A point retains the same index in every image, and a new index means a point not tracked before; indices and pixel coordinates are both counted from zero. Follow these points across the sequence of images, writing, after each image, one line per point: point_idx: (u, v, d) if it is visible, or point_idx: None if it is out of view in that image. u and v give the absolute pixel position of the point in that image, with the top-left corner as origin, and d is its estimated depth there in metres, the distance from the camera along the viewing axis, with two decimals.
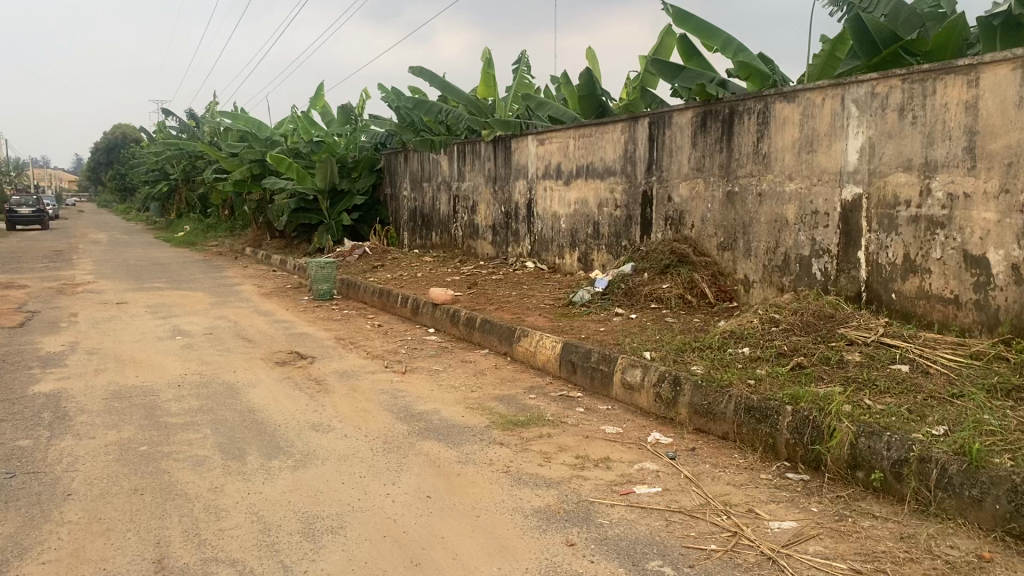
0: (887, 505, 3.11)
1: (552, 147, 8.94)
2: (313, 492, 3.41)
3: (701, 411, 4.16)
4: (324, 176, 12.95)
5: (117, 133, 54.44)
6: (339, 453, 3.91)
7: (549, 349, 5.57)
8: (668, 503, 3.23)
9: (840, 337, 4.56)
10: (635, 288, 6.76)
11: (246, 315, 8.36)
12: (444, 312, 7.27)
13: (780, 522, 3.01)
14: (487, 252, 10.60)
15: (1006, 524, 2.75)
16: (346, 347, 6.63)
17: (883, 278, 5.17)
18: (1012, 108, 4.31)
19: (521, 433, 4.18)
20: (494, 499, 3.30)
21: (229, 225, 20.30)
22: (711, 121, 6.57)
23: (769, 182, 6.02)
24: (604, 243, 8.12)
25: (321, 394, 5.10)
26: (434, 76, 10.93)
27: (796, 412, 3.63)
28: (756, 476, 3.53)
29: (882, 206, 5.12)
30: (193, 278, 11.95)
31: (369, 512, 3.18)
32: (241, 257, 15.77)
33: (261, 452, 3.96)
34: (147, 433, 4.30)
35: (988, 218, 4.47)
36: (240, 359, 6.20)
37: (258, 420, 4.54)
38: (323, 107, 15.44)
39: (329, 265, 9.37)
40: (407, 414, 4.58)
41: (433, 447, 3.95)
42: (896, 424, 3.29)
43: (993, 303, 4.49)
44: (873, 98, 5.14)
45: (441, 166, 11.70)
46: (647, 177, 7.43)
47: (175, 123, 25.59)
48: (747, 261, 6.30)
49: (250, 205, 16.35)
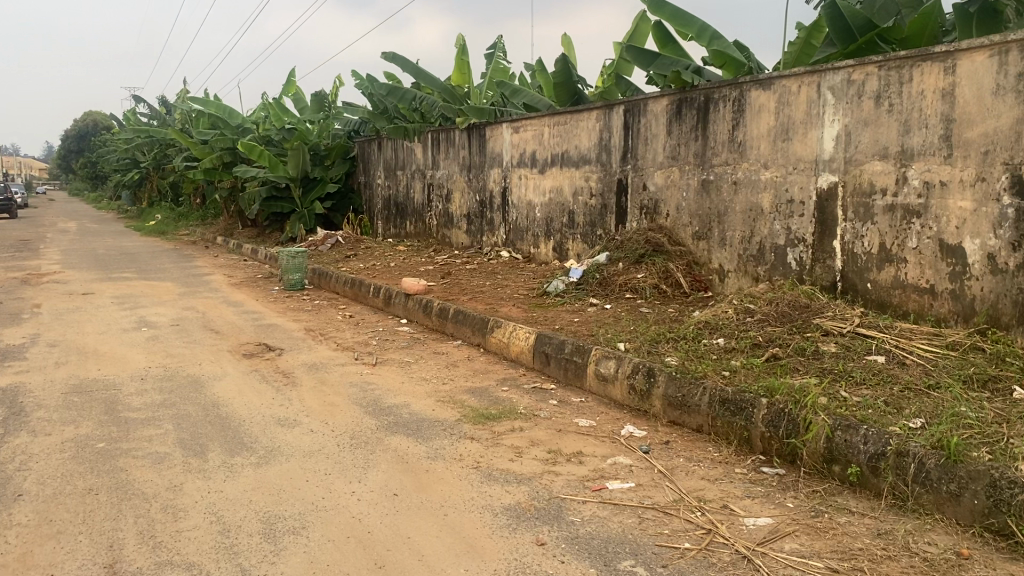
0: (863, 501, 3.05)
1: (527, 135, 8.83)
2: (276, 490, 3.30)
3: (675, 403, 4.09)
4: (296, 165, 12.75)
5: (87, 120, 53.45)
6: (305, 449, 3.80)
7: (523, 340, 5.48)
8: (642, 499, 3.15)
9: (815, 327, 4.50)
10: (610, 277, 6.68)
11: (215, 306, 8.18)
12: (417, 302, 7.15)
13: (756, 518, 2.94)
14: (462, 241, 10.48)
15: (984, 520, 2.69)
16: (316, 339, 6.49)
17: (858, 268, 5.12)
18: (989, 96, 4.27)
19: (493, 427, 4.08)
20: (463, 496, 3.20)
21: (201, 213, 19.97)
22: (687, 109, 6.49)
23: (744, 170, 5.95)
24: (579, 232, 8.03)
25: (289, 388, 4.97)
26: (407, 62, 10.78)
27: (771, 405, 3.56)
28: (730, 470, 3.46)
29: (858, 194, 5.07)
30: (162, 268, 11.73)
31: (333, 512, 3.07)
32: (212, 246, 15.52)
33: (223, 449, 3.84)
34: (106, 430, 4.16)
35: (964, 207, 4.43)
36: (206, 351, 6.05)
37: (222, 414, 4.42)
38: (295, 93, 15.21)
39: (301, 254, 9.21)
40: (376, 408, 4.47)
41: (401, 442, 3.85)
42: (872, 418, 3.23)
43: (969, 293, 4.46)
44: (850, 85, 5.08)
45: (415, 154, 11.55)
46: (622, 165, 7.34)
47: (145, 110, 25.16)
48: (722, 250, 6.24)
49: (221, 193, 16.10)
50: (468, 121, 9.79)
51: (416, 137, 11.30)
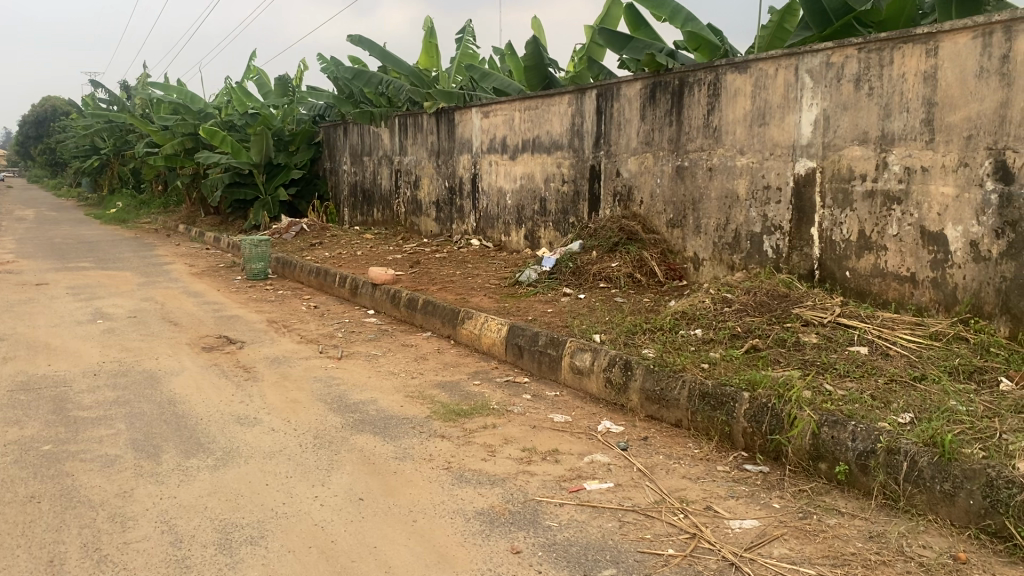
0: (852, 500, 2.92)
1: (496, 120, 8.63)
2: (233, 496, 3.10)
3: (653, 397, 3.94)
4: (259, 151, 12.45)
5: (45, 105, 52.21)
6: (265, 450, 3.60)
7: (494, 332, 5.31)
8: (621, 501, 2.99)
9: (795, 317, 4.37)
10: (584, 266, 6.52)
11: (175, 296, 7.91)
12: (384, 292, 6.94)
13: (741, 521, 2.79)
14: (430, 229, 10.27)
15: (981, 522, 2.58)
16: (279, 331, 6.26)
17: (837, 255, 5.00)
18: (972, 79, 4.16)
19: (464, 424, 3.90)
20: (432, 500, 3.02)
21: (164, 200, 19.50)
22: (660, 93, 6.33)
23: (720, 156, 5.80)
24: (551, 219, 7.86)
25: (249, 383, 4.76)
26: (374, 45, 10.51)
27: (754, 399, 3.42)
28: (712, 468, 3.31)
29: (837, 180, 4.94)
30: (121, 257, 11.39)
31: (294, 519, 2.89)
32: (174, 234, 15.14)
33: (179, 450, 3.62)
34: (52, 430, 3.92)
35: (946, 192, 4.31)
36: (164, 344, 5.80)
37: (178, 412, 4.20)
38: (259, 78, 14.85)
39: (264, 243, 8.93)
40: (341, 404, 4.28)
41: (367, 442, 3.66)
42: (860, 413, 3.10)
43: (951, 281, 4.35)
44: (829, 68, 4.94)
45: (382, 140, 11.29)
46: (594, 151, 7.17)
47: (104, 94, 24.47)
48: (697, 238, 6.10)
49: (182, 180, 15.70)
50: (436, 105, 9.57)
51: (383, 123, 11.04)
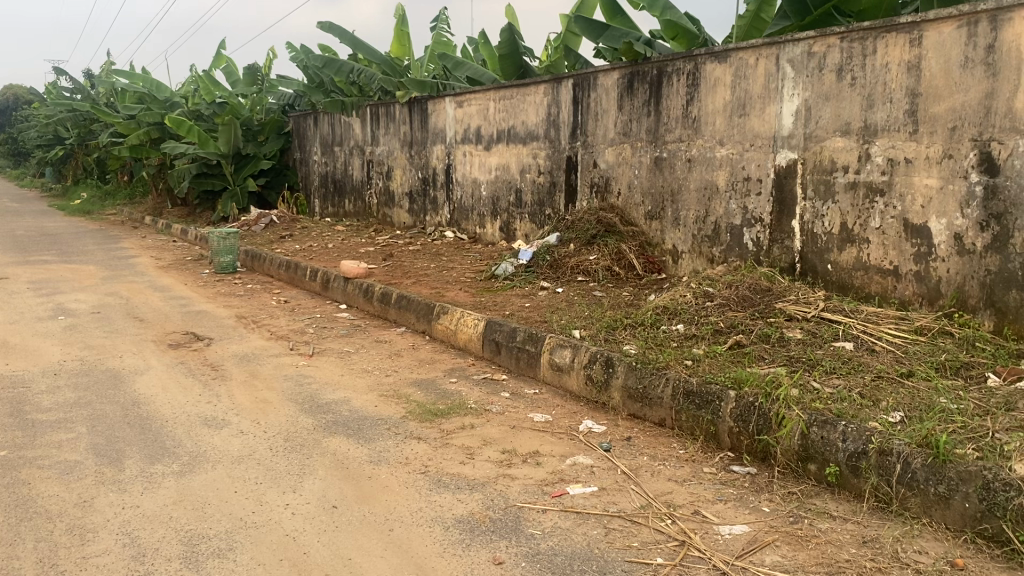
0: (843, 503, 2.84)
1: (471, 109, 8.47)
2: (200, 505, 2.95)
3: (636, 396, 3.84)
4: (228, 141, 12.19)
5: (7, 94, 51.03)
6: (233, 455, 3.45)
7: (470, 328, 5.18)
8: (607, 506, 2.88)
9: (778, 312, 4.29)
10: (561, 259, 6.41)
11: (140, 291, 7.68)
12: (357, 286, 6.78)
13: (731, 526, 2.70)
14: (404, 221, 10.11)
15: (977, 525, 2.50)
16: (249, 327, 6.09)
17: (818, 248, 4.93)
18: (957, 69, 4.09)
19: (441, 425, 3.77)
20: (408, 507, 2.89)
21: (130, 191, 19.05)
22: (638, 83, 6.22)
23: (699, 147, 5.71)
24: (527, 211, 7.74)
25: (217, 383, 4.59)
26: (345, 33, 10.30)
27: (740, 398, 3.33)
28: (699, 470, 3.21)
29: (819, 171, 4.86)
30: (85, 249, 11.11)
31: (264, 529, 2.75)
32: (140, 226, 14.81)
33: (142, 455, 3.46)
34: (9, 435, 3.73)
35: (930, 184, 4.25)
36: (128, 342, 5.61)
37: (142, 414, 4.03)
38: (227, 66, 14.54)
39: (233, 235, 8.72)
40: (313, 405, 4.13)
41: (341, 445, 3.52)
42: (849, 412, 3.02)
43: (935, 275, 4.29)
44: (810, 57, 4.86)
45: (353, 129, 11.09)
46: (571, 141, 7.05)
47: (68, 82, 23.83)
48: (675, 230, 6.01)
49: (148, 171, 15.34)
50: (409, 95, 9.39)
51: (354, 112, 10.83)
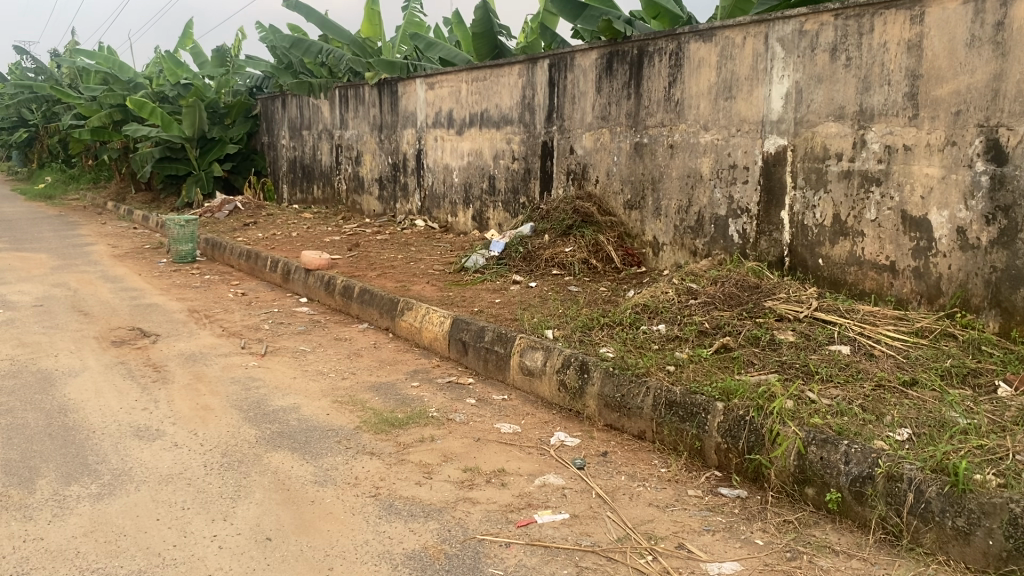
0: (845, 534, 2.52)
1: (442, 92, 8.07)
2: (114, 537, 2.57)
3: (613, 405, 3.50)
4: (192, 125, 11.71)
5: None
6: (161, 473, 3.06)
7: (436, 325, 4.82)
8: (579, 539, 2.53)
9: (768, 311, 3.94)
10: (535, 251, 6.05)
11: (90, 282, 7.23)
12: (318, 278, 6.39)
13: (720, 564, 2.37)
14: (373, 208, 9.69)
15: (1002, 566, 2.20)
16: (200, 322, 5.68)
17: (809, 242, 4.59)
18: (962, 48, 3.75)
19: (397, 437, 3.41)
20: (353, 540, 2.53)
21: (94, 174, 18.37)
22: (618, 64, 5.84)
23: (682, 132, 5.36)
24: (500, 199, 7.36)
25: (158, 386, 4.20)
26: (313, 12, 9.84)
27: (728, 412, 2.98)
28: (683, 493, 2.88)
29: (810, 159, 4.52)
30: (40, 236, 10.64)
31: (183, 569, 2.37)
32: (102, 212, 14.25)
33: (58, 475, 3.06)
34: None
35: (931, 173, 3.92)
36: (67, 339, 5.18)
37: (68, 424, 3.62)
38: (193, 47, 14.03)
39: (192, 222, 8.27)
40: (258, 412, 3.76)
41: (284, 462, 3.15)
42: (852, 429, 2.69)
43: (935, 271, 3.97)
44: (801, 36, 4.51)
45: (322, 112, 10.63)
46: (546, 126, 6.68)
47: (29, 62, 22.90)
48: (656, 221, 5.66)
49: (111, 154, 14.76)
50: (378, 76, 8.95)
51: (322, 95, 10.39)
